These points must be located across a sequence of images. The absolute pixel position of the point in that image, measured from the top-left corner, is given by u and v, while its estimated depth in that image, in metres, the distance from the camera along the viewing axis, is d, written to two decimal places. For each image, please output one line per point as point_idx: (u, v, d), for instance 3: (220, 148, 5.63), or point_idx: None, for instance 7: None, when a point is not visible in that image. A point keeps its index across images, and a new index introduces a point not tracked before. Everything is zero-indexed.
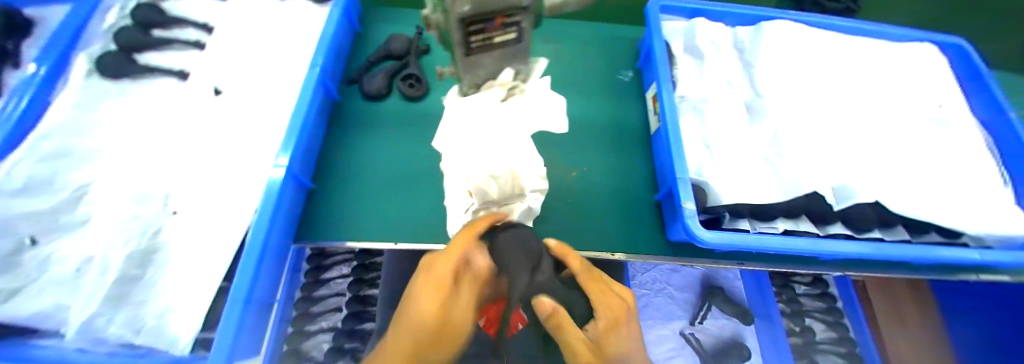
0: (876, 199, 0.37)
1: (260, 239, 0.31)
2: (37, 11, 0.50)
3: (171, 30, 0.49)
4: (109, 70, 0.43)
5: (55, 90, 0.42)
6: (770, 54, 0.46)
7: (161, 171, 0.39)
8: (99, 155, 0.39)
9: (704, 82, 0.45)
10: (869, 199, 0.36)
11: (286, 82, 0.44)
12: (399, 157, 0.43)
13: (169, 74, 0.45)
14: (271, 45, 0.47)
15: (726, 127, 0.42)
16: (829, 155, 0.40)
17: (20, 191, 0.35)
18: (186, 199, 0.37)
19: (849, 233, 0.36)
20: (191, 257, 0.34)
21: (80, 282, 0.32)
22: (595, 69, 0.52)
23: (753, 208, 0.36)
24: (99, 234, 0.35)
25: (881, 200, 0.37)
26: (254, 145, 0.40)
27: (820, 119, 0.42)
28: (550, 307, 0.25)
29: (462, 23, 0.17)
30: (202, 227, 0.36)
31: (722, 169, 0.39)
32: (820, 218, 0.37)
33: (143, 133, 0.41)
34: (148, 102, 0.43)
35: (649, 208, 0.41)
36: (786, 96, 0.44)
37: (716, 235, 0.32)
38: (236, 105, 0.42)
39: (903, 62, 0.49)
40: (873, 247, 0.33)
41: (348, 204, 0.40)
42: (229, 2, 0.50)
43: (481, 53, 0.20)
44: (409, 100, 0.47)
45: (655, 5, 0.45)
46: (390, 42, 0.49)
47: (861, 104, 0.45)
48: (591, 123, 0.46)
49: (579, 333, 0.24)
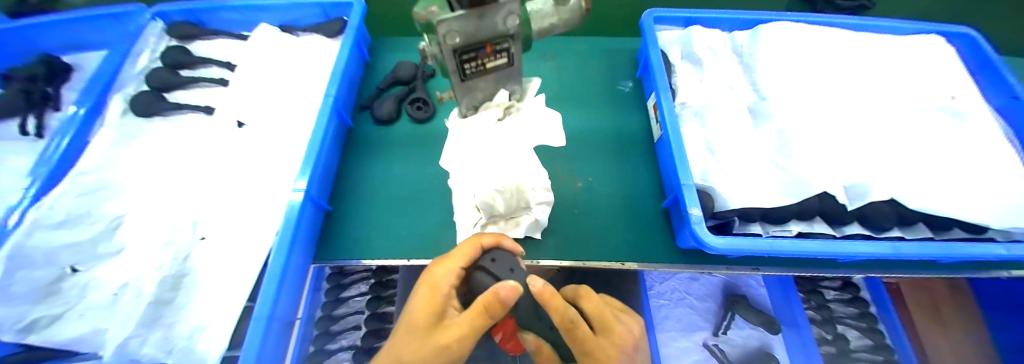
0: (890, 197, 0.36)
1: (281, 261, 0.33)
2: (77, 60, 0.56)
3: (197, 70, 0.53)
4: (143, 109, 0.47)
5: (95, 127, 0.46)
6: (770, 56, 0.46)
7: (192, 200, 0.42)
8: (135, 188, 0.43)
9: (704, 87, 0.46)
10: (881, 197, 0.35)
11: (306, 113, 0.47)
12: (410, 177, 0.45)
13: (197, 111, 0.48)
14: (290, 81, 0.50)
15: (728, 132, 0.41)
16: (839, 154, 0.39)
17: (61, 223, 0.38)
18: (214, 225, 0.40)
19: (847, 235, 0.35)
20: (216, 279, 0.36)
21: (117, 305, 0.35)
22: (594, 81, 0.53)
23: (761, 210, 0.34)
24: (134, 261, 0.37)
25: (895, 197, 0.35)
26: (273, 172, 0.43)
27: (822, 120, 0.41)
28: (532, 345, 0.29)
29: (455, 53, 0.19)
30: (228, 251, 0.38)
31: (727, 175, 0.38)
32: (834, 219, 0.35)
33: (176, 165, 0.44)
34: (180, 139, 0.47)
35: (657, 215, 0.40)
36: (789, 97, 0.44)
37: (722, 242, 0.31)
38: (259, 139, 0.45)
39: (912, 56, 0.48)
40: (886, 248, 0.32)
41: (359, 224, 0.41)
42: (249, 42, 0.54)
43: (476, 78, 0.22)
44: (416, 122, 0.49)
45: (648, 17, 0.46)
46: (398, 69, 0.52)
47: (867, 100, 0.44)
48: (592, 134, 0.47)
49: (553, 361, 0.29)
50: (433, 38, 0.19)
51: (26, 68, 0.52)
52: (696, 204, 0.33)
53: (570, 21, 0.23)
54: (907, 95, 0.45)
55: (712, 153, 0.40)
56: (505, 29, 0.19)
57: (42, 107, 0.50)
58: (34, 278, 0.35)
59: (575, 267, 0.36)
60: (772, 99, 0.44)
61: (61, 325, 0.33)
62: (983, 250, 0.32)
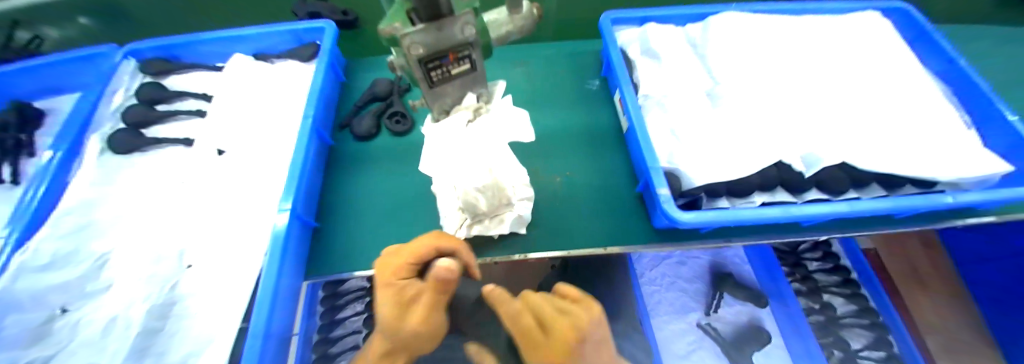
0: (842, 161, 0.39)
1: (272, 280, 0.33)
2: (48, 103, 0.56)
3: (173, 104, 0.54)
4: (121, 146, 0.48)
5: (72, 170, 0.46)
6: (721, 45, 0.50)
7: (179, 230, 0.42)
8: (118, 224, 0.43)
9: (665, 77, 0.49)
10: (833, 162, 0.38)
11: (288, 136, 0.48)
12: (395, 189, 0.46)
13: (177, 143, 0.48)
14: (269, 106, 0.51)
15: (689, 117, 0.44)
16: (789, 128, 0.42)
17: (46, 265, 0.38)
18: (202, 252, 0.40)
19: (826, 199, 0.38)
20: (208, 305, 0.36)
21: (106, 341, 0.35)
22: (565, 81, 0.56)
23: (728, 185, 0.38)
24: (122, 296, 0.37)
25: (846, 160, 0.39)
26: (258, 196, 0.43)
27: (772, 99, 0.45)
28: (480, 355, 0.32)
29: (420, 64, 0.21)
30: (217, 275, 0.38)
31: (691, 156, 0.40)
32: (794, 188, 0.39)
33: (159, 197, 0.45)
34: (161, 172, 0.47)
35: (632, 200, 0.43)
36: (742, 80, 0.47)
37: (691, 216, 0.33)
38: (242, 165, 0.46)
39: (848, 34, 0.53)
40: (841, 206, 0.35)
41: (348, 238, 0.42)
42: (225, 72, 0.55)
43: (443, 84, 0.24)
44: (396, 135, 0.50)
45: (605, 19, 0.50)
46: (375, 86, 0.54)
47: (810, 77, 0.48)
48: (566, 131, 0.49)
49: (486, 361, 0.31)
50: (399, 50, 0.21)
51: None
52: (662, 185, 0.35)
53: (525, 28, 0.25)
54: (846, 69, 0.49)
55: (675, 138, 0.43)
56: (462, 38, 0.21)
57: (15, 154, 0.49)
58: (22, 321, 0.35)
59: (562, 257, 0.38)
60: (726, 83, 0.47)
61: None
62: (929, 200, 0.35)
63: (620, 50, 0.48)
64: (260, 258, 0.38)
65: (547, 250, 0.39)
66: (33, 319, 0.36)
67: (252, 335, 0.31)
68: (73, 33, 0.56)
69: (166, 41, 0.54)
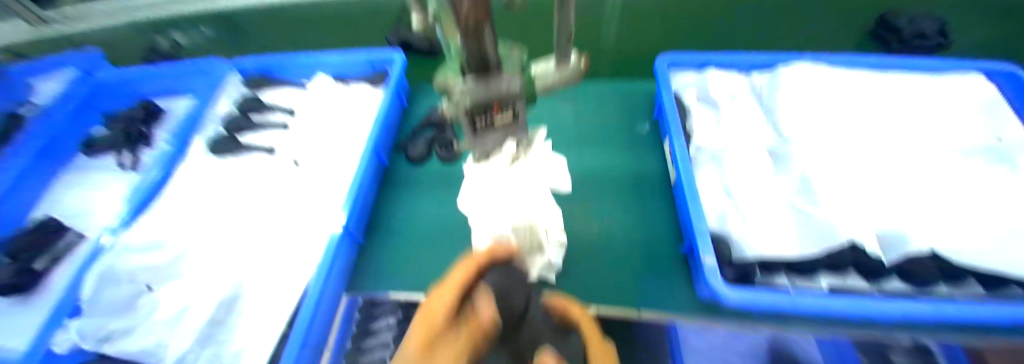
0: (929, 249, 0.33)
1: (317, 291, 0.36)
2: (164, 101, 0.67)
3: (264, 114, 0.62)
4: (221, 150, 0.56)
5: (179, 163, 0.55)
6: (792, 100, 0.46)
7: (251, 228, 0.48)
8: (206, 216, 0.50)
9: (724, 129, 0.46)
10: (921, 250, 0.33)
11: (351, 154, 0.53)
12: (435, 214, 0.48)
13: (262, 151, 0.56)
14: (339, 125, 0.57)
15: (748, 176, 0.41)
16: (871, 202, 0.37)
17: (146, 246, 0.45)
18: (265, 252, 0.45)
19: (914, 292, 0.31)
20: (263, 302, 0.40)
21: (178, 324, 0.40)
22: (614, 123, 0.55)
23: (786, 262, 0.33)
24: (197, 283, 0.43)
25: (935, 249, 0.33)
26: (318, 207, 0.48)
27: (851, 166, 0.40)
28: None
29: (466, 111, 0.22)
30: (275, 275, 0.43)
31: (748, 221, 0.37)
32: (869, 273, 0.32)
33: (240, 197, 0.52)
34: (245, 175, 0.54)
35: (675, 260, 0.40)
36: (814, 141, 0.43)
37: (739, 295, 0.30)
38: (309, 176, 0.52)
39: (956, 98, 0.46)
40: (939, 308, 0.28)
41: (388, 257, 0.45)
42: (308, 92, 0.63)
43: (487, 131, 0.24)
44: (444, 162, 0.53)
45: (662, 64, 0.49)
46: (431, 114, 0.58)
47: (901, 144, 0.42)
48: (610, 176, 0.48)
49: None
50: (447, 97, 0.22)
51: (129, 111, 0.64)
52: (710, 252, 0.32)
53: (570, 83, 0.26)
54: (951, 139, 0.42)
55: (729, 197, 0.39)
56: (508, 90, 0.21)
57: (137, 144, 0.61)
58: (116, 293, 0.41)
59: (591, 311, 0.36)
60: (795, 142, 0.43)
61: (133, 337, 0.39)
62: None
63: (673, 98, 0.46)
64: (311, 266, 0.42)
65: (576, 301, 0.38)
66: (124, 292, 0.42)
67: (293, 342, 0.33)
68: (199, 40, 0.66)
69: (267, 63, 0.63)
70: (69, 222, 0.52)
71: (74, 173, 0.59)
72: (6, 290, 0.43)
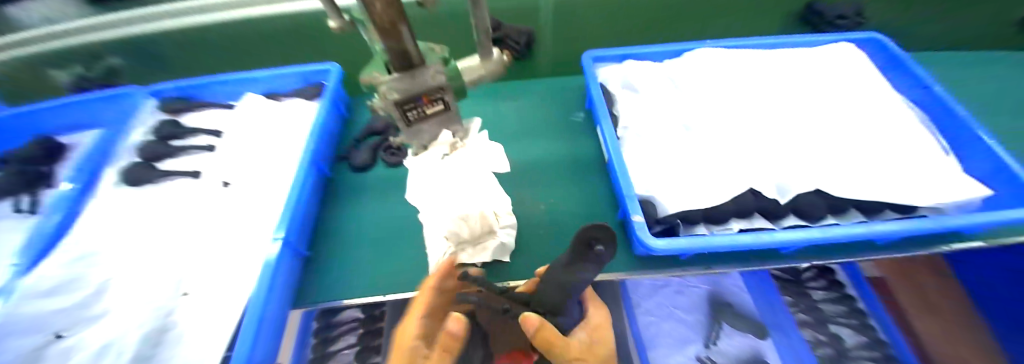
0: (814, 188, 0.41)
1: (258, 306, 0.35)
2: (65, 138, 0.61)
3: (185, 138, 0.57)
4: (133, 178, 0.51)
5: (83, 201, 0.49)
6: (695, 81, 0.54)
7: (165, 260, 0.44)
8: (110, 255, 0.44)
9: (642, 109, 0.52)
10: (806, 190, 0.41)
11: (283, 166, 0.51)
12: (386, 217, 0.49)
13: (184, 175, 0.51)
14: (267, 140, 0.54)
15: (665, 147, 0.47)
16: (770, 163, 0.44)
17: (47, 292, 0.39)
18: (195, 283, 0.41)
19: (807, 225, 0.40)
20: (198, 333, 0.37)
21: None
22: (550, 115, 0.59)
23: (705, 211, 0.39)
24: (94, 347, 0.37)
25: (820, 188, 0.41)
26: (256, 224, 0.45)
27: (742, 130, 0.48)
28: (536, 321, 0.30)
29: (396, 105, 0.23)
30: (209, 302, 0.39)
31: (670, 185, 0.42)
32: (772, 215, 0.40)
33: (153, 228, 0.47)
34: (161, 200, 0.50)
35: (615, 229, 0.44)
36: (716, 114, 0.51)
37: (664, 243, 0.34)
38: (241, 192, 0.49)
39: (821, 67, 0.56)
40: (815, 232, 0.36)
41: (337, 268, 0.43)
42: (235, 110, 0.59)
43: (421, 122, 0.26)
44: (390, 166, 0.54)
45: (587, 57, 0.56)
46: (373, 121, 0.58)
47: (783, 107, 0.51)
48: (553, 159, 0.52)
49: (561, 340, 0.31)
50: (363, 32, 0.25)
51: (24, 150, 0.56)
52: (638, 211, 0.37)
53: (495, 72, 0.28)
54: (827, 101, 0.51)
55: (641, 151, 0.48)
56: (433, 83, 0.23)
57: (36, 186, 0.53)
58: (18, 346, 0.36)
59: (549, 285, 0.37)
60: (700, 117, 0.51)
61: None
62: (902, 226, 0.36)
63: (600, 88, 0.53)
64: (248, 292, 0.39)
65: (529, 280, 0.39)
66: (5, 351, 0.36)
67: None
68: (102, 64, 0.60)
69: (185, 83, 0.58)
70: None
71: None
72: None
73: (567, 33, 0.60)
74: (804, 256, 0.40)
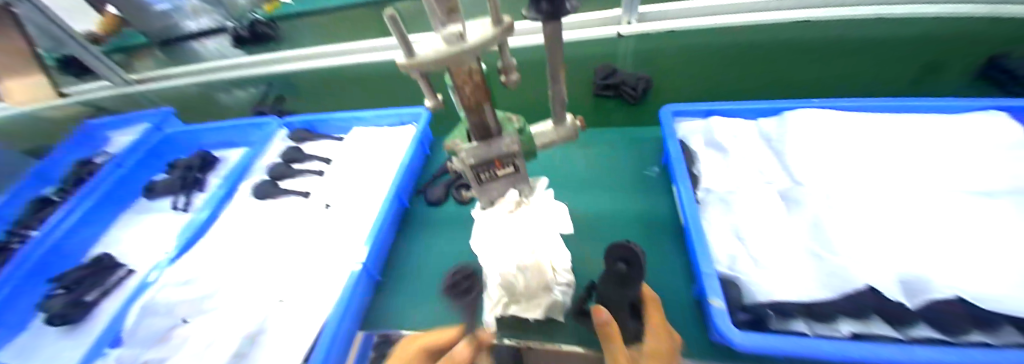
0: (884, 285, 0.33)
1: (333, 326, 0.40)
2: (221, 152, 0.77)
3: (303, 162, 0.68)
4: (260, 192, 0.62)
5: (226, 204, 0.62)
6: (801, 146, 0.48)
7: (268, 269, 0.52)
8: (232, 254, 0.54)
9: (729, 173, 0.48)
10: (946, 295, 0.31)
11: (373, 193, 0.58)
12: (451, 253, 0.52)
13: (298, 194, 0.62)
14: (364, 169, 0.63)
15: (757, 217, 0.42)
16: (904, 251, 0.35)
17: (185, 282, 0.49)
18: (291, 291, 0.48)
19: (953, 342, 0.29)
20: (283, 338, 0.43)
21: (207, 354, 0.42)
22: (624, 166, 0.58)
23: (803, 306, 0.33)
24: (217, 331, 0.45)
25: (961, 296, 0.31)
26: (341, 245, 0.51)
27: (872, 208, 0.40)
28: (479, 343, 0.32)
29: (471, 168, 0.25)
30: (297, 311, 0.45)
31: (758, 266, 0.37)
32: (898, 321, 0.31)
33: (265, 239, 0.56)
34: (278, 213, 0.60)
35: (690, 304, 0.40)
36: (827, 184, 0.43)
37: (744, 337, 0.30)
38: (338, 212, 0.57)
39: (990, 135, 0.44)
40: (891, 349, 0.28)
41: (404, 298, 0.48)
42: (344, 142, 0.70)
43: (490, 181, 0.27)
44: (461, 203, 0.57)
45: (667, 111, 0.53)
46: (451, 160, 0.63)
47: (931, 183, 0.41)
48: (623, 214, 0.51)
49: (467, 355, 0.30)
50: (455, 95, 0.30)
51: (189, 159, 0.72)
52: (718, 294, 0.33)
53: (569, 136, 0.29)
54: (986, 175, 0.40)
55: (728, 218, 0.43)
56: (507, 150, 0.24)
57: (191, 188, 0.68)
58: (156, 324, 0.45)
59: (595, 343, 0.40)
60: (806, 186, 0.44)
61: None
62: None
63: (679, 146, 0.49)
64: (326, 306, 0.44)
65: (569, 339, 0.41)
66: (160, 326, 0.45)
67: None
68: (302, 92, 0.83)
69: (310, 118, 0.71)
70: (121, 258, 0.59)
71: (130, 215, 0.67)
72: (57, 321, 0.49)
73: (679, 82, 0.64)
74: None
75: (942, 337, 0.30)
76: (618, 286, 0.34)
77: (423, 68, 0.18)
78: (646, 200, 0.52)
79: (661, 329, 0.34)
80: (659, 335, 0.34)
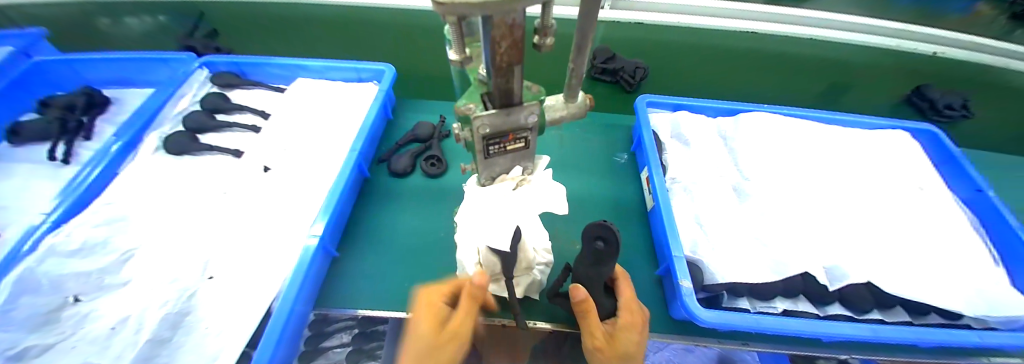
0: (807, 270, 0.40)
1: (289, 303, 0.35)
2: (115, 92, 0.61)
3: (232, 115, 0.57)
4: (176, 147, 0.50)
5: (127, 160, 0.49)
6: (752, 145, 0.53)
7: (191, 238, 0.43)
8: (139, 220, 0.44)
9: (693, 165, 0.51)
10: (860, 280, 0.40)
11: (327, 157, 0.51)
12: (418, 228, 0.49)
13: (227, 152, 0.51)
14: (314, 129, 0.55)
15: (714, 207, 0.47)
16: (813, 241, 0.44)
17: (75, 251, 0.39)
18: (226, 266, 0.41)
19: (852, 316, 0.39)
20: (219, 319, 0.36)
21: (111, 341, 0.34)
22: (595, 151, 0.59)
23: (750, 285, 0.39)
24: (122, 312, 0.36)
25: (873, 281, 0.40)
26: (289, 214, 0.45)
27: (797, 206, 0.47)
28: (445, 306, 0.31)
29: (483, 139, 0.23)
30: (234, 289, 0.39)
31: (716, 251, 0.42)
32: (817, 299, 0.39)
33: (184, 204, 0.46)
34: (200, 173, 0.50)
35: (651, 282, 0.44)
36: (768, 181, 0.50)
37: (710, 314, 0.34)
38: (282, 176, 0.49)
39: (880, 152, 0.55)
40: (816, 325, 0.35)
41: (367, 274, 0.44)
42: (285, 94, 0.59)
43: (497, 156, 0.25)
44: (429, 176, 0.53)
45: (641, 101, 0.55)
46: (417, 128, 0.58)
47: (838, 188, 0.50)
48: (596, 198, 0.52)
49: (448, 334, 0.29)
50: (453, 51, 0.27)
51: (67, 95, 0.56)
52: (687, 276, 0.36)
53: (577, 114, 0.28)
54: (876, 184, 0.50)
55: (691, 206, 0.47)
56: (525, 123, 0.23)
57: (73, 135, 0.53)
58: (35, 304, 0.36)
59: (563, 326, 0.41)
60: (753, 182, 0.50)
61: (49, 356, 0.33)
62: (987, 318, 0.39)
63: (652, 134, 0.51)
64: (275, 283, 0.38)
65: (538, 317, 0.42)
66: (39, 306, 0.35)
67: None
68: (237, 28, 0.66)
69: (239, 59, 0.58)
70: None
71: None
72: None
73: (670, 71, 0.65)
74: (734, 340, 0.39)
75: (849, 314, 0.39)
76: (593, 263, 0.33)
77: (458, 14, 0.14)
78: (616, 185, 0.54)
79: (634, 303, 0.36)
80: (631, 308, 0.35)
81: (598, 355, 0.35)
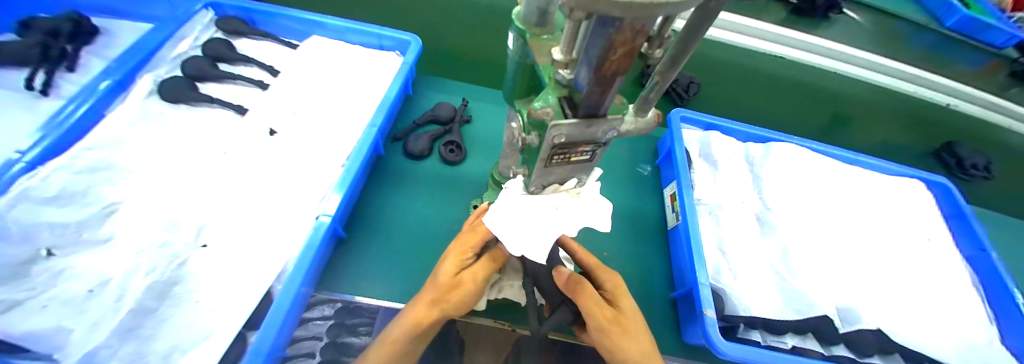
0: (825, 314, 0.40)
1: (293, 287, 0.33)
2: (105, 22, 0.54)
3: (236, 66, 0.52)
4: (171, 94, 0.46)
5: (115, 102, 0.44)
6: (778, 176, 0.52)
7: (185, 198, 0.39)
8: (125, 172, 0.40)
9: (719, 189, 0.50)
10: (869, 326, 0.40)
11: (341, 128, 0.47)
12: (430, 217, 0.46)
13: (229, 108, 0.47)
14: (328, 95, 0.51)
15: (737, 235, 0.46)
16: (830, 284, 0.44)
17: (50, 199, 0.35)
18: (223, 235, 0.37)
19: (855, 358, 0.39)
20: (213, 293, 0.33)
21: (88, 304, 0.31)
22: (620, 159, 0.57)
23: (764, 319, 0.38)
24: (103, 274, 0.33)
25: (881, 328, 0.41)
26: (296, 187, 0.41)
27: (816, 245, 0.47)
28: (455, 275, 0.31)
29: (552, 147, 0.20)
30: (231, 261, 0.36)
31: (737, 281, 0.41)
32: (824, 339, 0.39)
33: (179, 158, 0.42)
34: (198, 126, 0.45)
35: (665, 304, 0.43)
36: (791, 215, 0.49)
37: (730, 346, 0.33)
38: (290, 143, 0.45)
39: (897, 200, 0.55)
40: None
41: (374, 261, 0.41)
42: (298, 51, 0.54)
43: (558, 165, 0.23)
44: (446, 163, 0.50)
45: (676, 115, 0.52)
46: (438, 108, 0.54)
47: (854, 230, 0.50)
48: (618, 209, 0.51)
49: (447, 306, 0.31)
50: (523, 40, 0.23)
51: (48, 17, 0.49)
52: (711, 306, 0.36)
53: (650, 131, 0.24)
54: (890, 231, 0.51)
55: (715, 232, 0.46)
56: (602, 137, 0.20)
57: (54, 64, 0.47)
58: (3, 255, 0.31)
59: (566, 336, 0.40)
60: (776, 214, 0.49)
61: (15, 314, 0.29)
62: None
63: (684, 151, 0.50)
64: (278, 262, 0.35)
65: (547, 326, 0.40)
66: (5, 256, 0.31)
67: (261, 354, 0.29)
68: None
69: (250, 5, 0.53)
70: None
71: None
72: None
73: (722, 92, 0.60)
74: None
75: (852, 356, 0.39)
76: None
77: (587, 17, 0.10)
78: (638, 198, 0.52)
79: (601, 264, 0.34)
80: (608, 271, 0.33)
81: (609, 334, 0.29)
